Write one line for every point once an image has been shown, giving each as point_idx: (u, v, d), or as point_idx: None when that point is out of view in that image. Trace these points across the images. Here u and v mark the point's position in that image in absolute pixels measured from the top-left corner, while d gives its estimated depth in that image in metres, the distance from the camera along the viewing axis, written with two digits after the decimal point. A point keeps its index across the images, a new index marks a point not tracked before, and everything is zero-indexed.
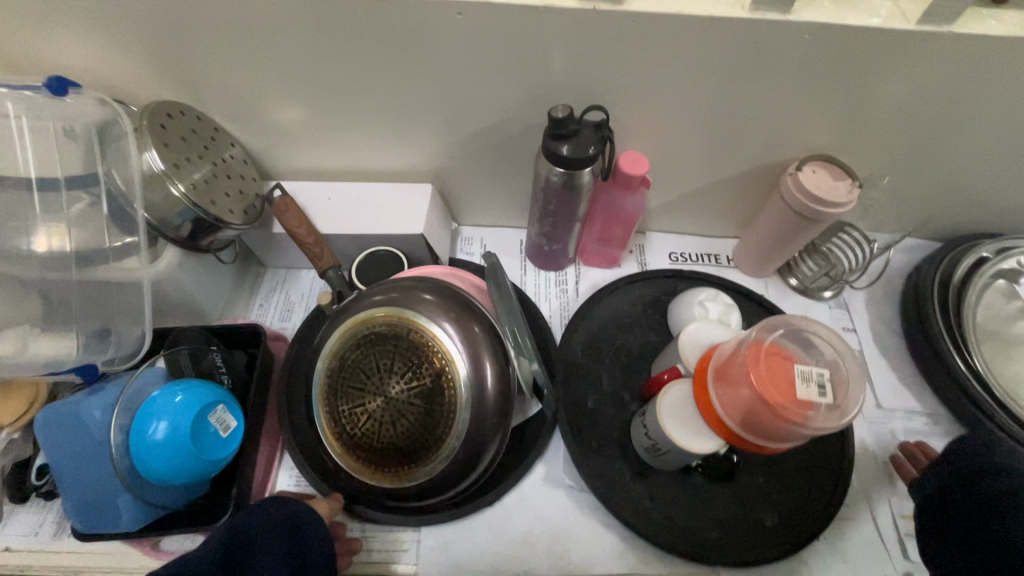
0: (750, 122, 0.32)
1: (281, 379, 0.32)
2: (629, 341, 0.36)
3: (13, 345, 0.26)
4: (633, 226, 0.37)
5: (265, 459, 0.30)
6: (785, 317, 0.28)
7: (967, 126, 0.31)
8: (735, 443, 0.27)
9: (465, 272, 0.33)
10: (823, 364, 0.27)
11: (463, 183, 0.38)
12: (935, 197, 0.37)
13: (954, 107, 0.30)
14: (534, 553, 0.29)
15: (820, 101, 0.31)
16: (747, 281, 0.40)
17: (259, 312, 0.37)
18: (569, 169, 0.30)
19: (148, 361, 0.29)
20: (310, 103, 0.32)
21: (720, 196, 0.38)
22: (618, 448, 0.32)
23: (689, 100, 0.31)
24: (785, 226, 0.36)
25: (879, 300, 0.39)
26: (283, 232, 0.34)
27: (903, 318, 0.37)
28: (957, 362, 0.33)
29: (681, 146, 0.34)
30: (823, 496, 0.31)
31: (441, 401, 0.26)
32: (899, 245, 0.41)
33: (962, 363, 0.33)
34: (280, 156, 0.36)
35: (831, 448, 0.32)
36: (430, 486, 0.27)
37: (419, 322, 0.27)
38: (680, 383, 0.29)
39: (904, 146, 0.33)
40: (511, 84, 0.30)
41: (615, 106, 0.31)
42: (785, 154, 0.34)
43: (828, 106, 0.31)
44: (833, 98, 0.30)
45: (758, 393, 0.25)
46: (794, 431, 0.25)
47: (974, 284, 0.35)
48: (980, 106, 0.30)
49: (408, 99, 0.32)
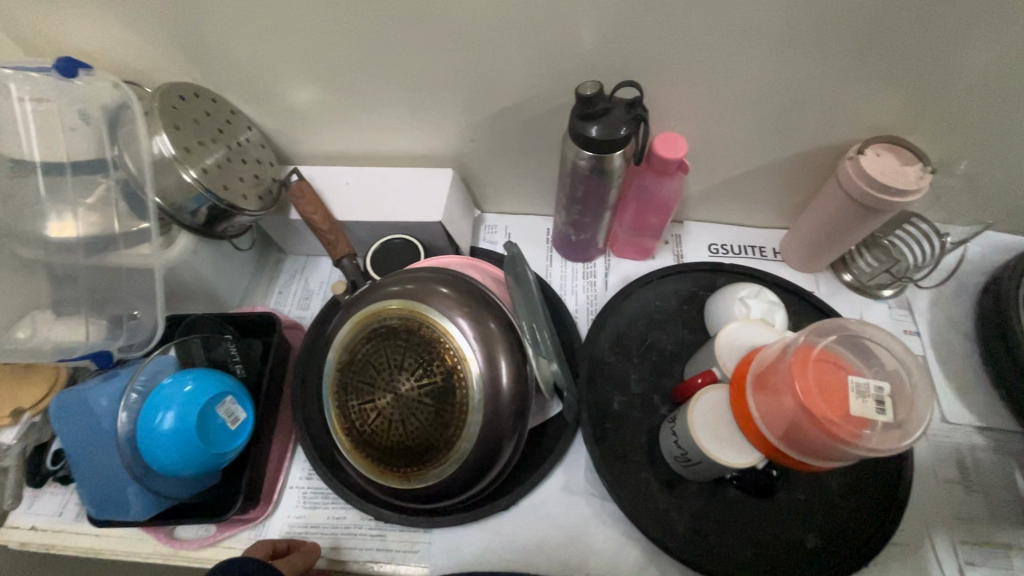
0: (804, 99, 0.29)
1: (296, 369, 0.31)
2: (660, 340, 0.33)
3: (27, 331, 0.27)
4: (669, 214, 0.34)
5: (278, 451, 0.30)
6: (838, 320, 0.25)
7: None
8: (775, 458, 0.25)
9: (485, 263, 0.32)
10: (882, 376, 0.24)
11: (486, 167, 0.36)
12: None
13: None
14: (550, 562, 0.28)
15: (888, 74, 0.27)
16: (795, 276, 0.37)
17: (277, 300, 0.36)
18: (597, 152, 0.27)
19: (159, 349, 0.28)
20: (325, 83, 0.31)
21: (767, 182, 0.35)
22: (644, 455, 0.30)
23: (735, 75, 0.28)
24: (841, 217, 0.32)
25: (947, 300, 0.35)
26: (299, 218, 0.33)
27: (978, 321, 0.33)
28: None
29: (723, 127, 0.31)
30: (874, 519, 0.28)
31: (452, 401, 0.25)
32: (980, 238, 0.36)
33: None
34: (298, 139, 0.35)
35: (885, 466, 0.29)
36: (440, 489, 0.26)
37: (431, 317, 0.26)
38: (716, 389, 0.27)
39: (990, 125, 0.29)
40: (535, 60, 0.28)
41: (651, 83, 0.29)
42: (844, 135, 0.30)
43: (897, 80, 0.27)
44: (904, 69, 0.26)
45: (805, 406, 0.22)
46: (845, 452, 0.22)
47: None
48: None
49: (426, 78, 0.30)
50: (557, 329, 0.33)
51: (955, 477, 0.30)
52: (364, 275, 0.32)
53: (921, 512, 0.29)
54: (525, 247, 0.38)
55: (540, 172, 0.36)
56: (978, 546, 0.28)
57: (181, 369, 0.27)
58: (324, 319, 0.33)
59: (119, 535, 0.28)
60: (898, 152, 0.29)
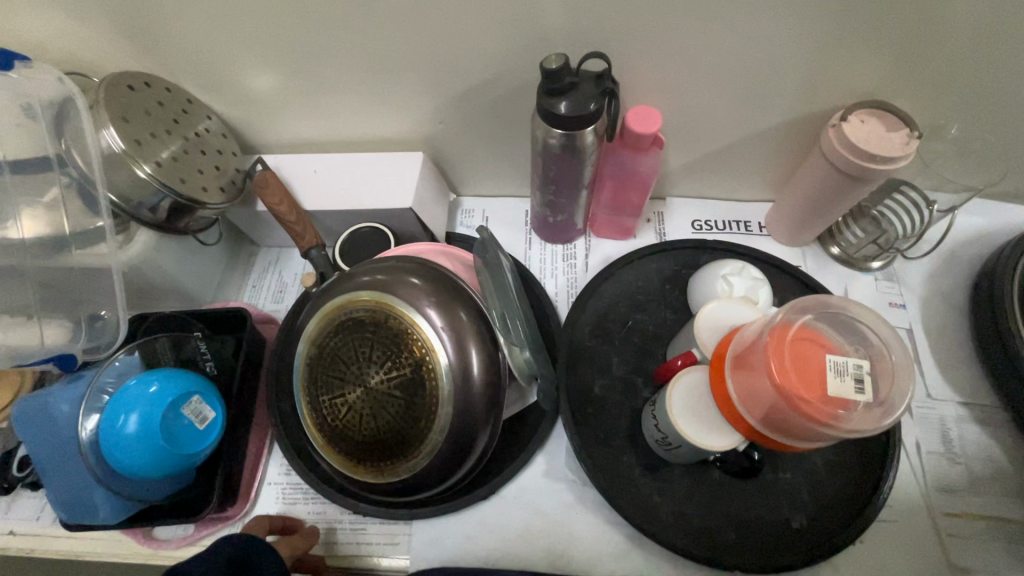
0: (783, 65, 0.27)
1: (270, 364, 0.31)
2: (642, 321, 0.33)
3: None
4: (649, 191, 0.33)
5: (255, 448, 0.30)
6: (818, 297, 0.24)
7: None
8: (755, 439, 0.24)
9: (457, 250, 0.31)
10: (864, 353, 0.23)
11: (458, 149, 0.35)
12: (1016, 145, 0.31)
13: None
14: (532, 550, 0.27)
15: (873, 34, 0.25)
16: (781, 251, 0.36)
17: (251, 294, 0.35)
18: (567, 129, 0.26)
19: (124, 349, 0.28)
20: (283, 68, 0.29)
21: (750, 154, 0.33)
22: (626, 439, 0.29)
23: (711, 42, 0.26)
24: (827, 188, 0.31)
25: (938, 269, 0.34)
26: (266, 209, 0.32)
27: (976, 296, 0.32)
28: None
29: (701, 99, 0.30)
30: (861, 495, 0.27)
31: (422, 393, 0.24)
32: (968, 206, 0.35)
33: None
34: (261, 127, 0.33)
35: (872, 442, 0.28)
36: (415, 482, 0.25)
37: (398, 307, 0.25)
38: (695, 370, 0.26)
39: (981, 85, 0.27)
40: (498, 35, 0.26)
41: (622, 54, 0.27)
42: (828, 102, 0.29)
43: (882, 40, 0.25)
44: (889, 28, 0.25)
45: (781, 387, 0.21)
46: (824, 433, 0.21)
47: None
48: None
49: (388, 59, 0.28)
50: (535, 314, 0.33)
51: (944, 450, 0.29)
52: (334, 266, 0.31)
53: (909, 486, 0.29)
54: (503, 231, 0.37)
55: (514, 152, 0.35)
56: (966, 520, 0.28)
57: (147, 370, 0.27)
58: (296, 312, 0.32)
59: (97, 538, 0.28)
60: (884, 117, 0.28)
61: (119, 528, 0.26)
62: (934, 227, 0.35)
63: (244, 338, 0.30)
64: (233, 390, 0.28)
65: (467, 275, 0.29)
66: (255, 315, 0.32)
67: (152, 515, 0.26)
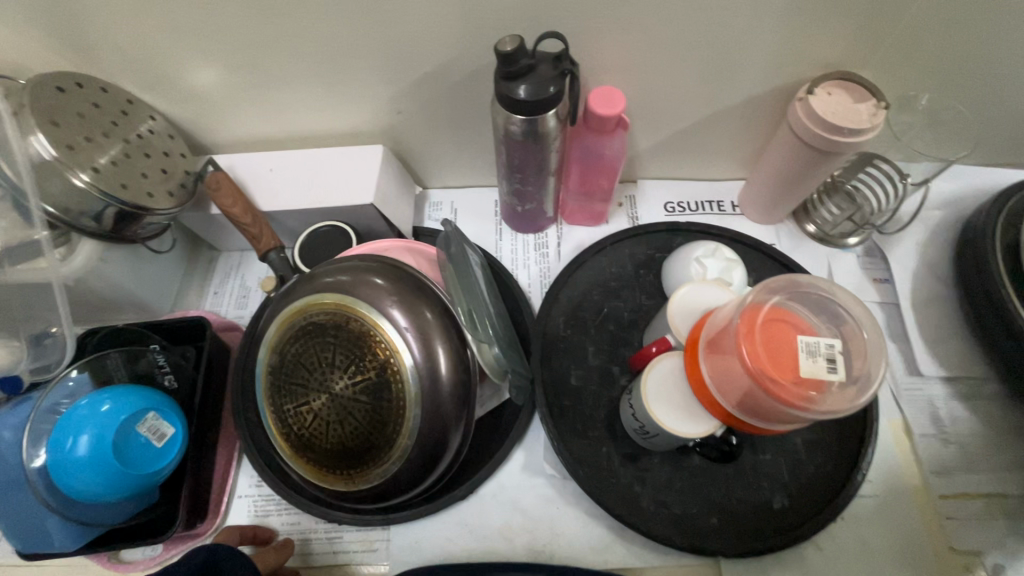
0: (747, 39, 0.26)
1: (234, 373, 0.30)
2: (617, 308, 0.32)
3: None
4: (618, 175, 0.32)
5: (223, 461, 0.29)
6: (789, 276, 0.24)
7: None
8: (733, 424, 0.24)
9: (423, 245, 0.30)
10: (837, 332, 0.22)
11: (420, 140, 0.33)
12: (984, 111, 0.31)
13: None
14: (513, 548, 0.27)
15: (836, 3, 0.24)
16: (755, 230, 0.35)
17: (212, 301, 0.34)
18: (527, 115, 0.25)
19: (72, 368, 0.26)
20: (226, 62, 0.28)
21: (719, 133, 0.33)
22: (605, 430, 0.29)
23: (672, 17, 0.25)
24: (797, 164, 0.30)
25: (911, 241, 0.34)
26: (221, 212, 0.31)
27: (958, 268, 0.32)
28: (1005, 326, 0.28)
29: (665, 78, 0.29)
30: (841, 472, 0.27)
31: (389, 397, 0.23)
32: (946, 174, 0.35)
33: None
34: (211, 126, 0.32)
35: (849, 418, 0.28)
36: (388, 488, 0.24)
37: (359, 309, 0.24)
38: (670, 357, 0.25)
39: (946, 49, 0.27)
40: (450, 18, 0.25)
41: (581, 34, 0.26)
42: (794, 75, 0.28)
43: (846, 9, 0.25)
44: None
45: (754, 372, 0.21)
46: (798, 416, 0.21)
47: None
48: None
49: (337, 47, 0.27)
50: (508, 306, 0.32)
51: (921, 422, 0.29)
52: (295, 269, 0.30)
53: (886, 460, 0.29)
54: (472, 222, 0.36)
55: (478, 141, 0.33)
56: (945, 491, 0.28)
57: (100, 387, 0.25)
58: (259, 317, 0.31)
59: (60, 564, 0.26)
60: (850, 89, 0.27)
61: (80, 554, 0.25)
62: (909, 201, 0.35)
63: (204, 348, 0.28)
64: (195, 403, 0.27)
65: (433, 270, 0.28)
66: (216, 323, 0.31)
67: (116, 538, 0.25)
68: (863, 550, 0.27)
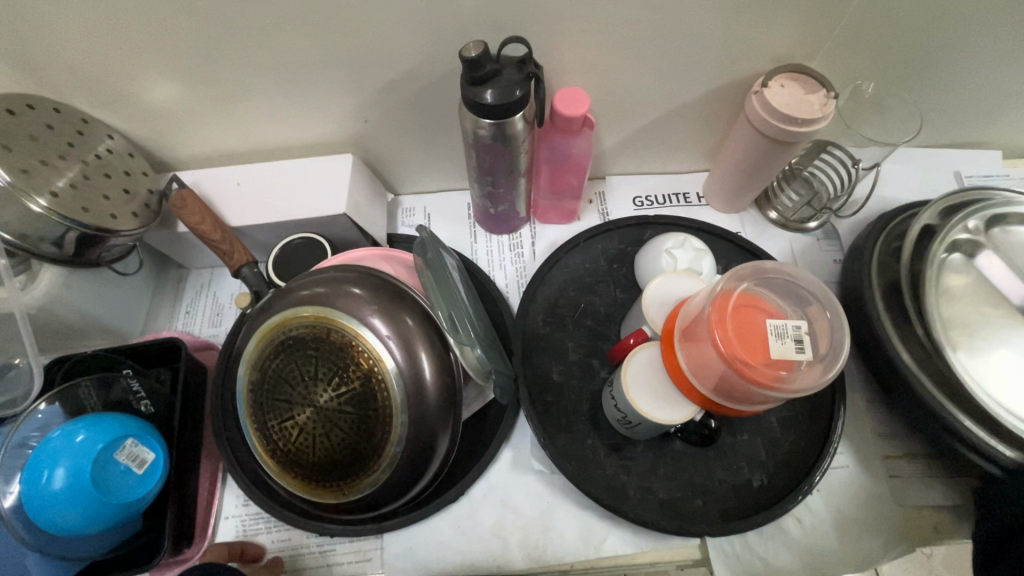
0: (703, 36, 0.27)
1: (213, 393, 0.29)
2: (594, 304, 0.33)
3: None
4: (586, 173, 0.33)
5: (207, 482, 0.28)
6: (754, 262, 0.25)
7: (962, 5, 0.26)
8: (710, 408, 0.24)
9: (398, 252, 0.30)
10: (801, 313, 0.23)
11: (389, 147, 0.33)
12: (924, 97, 0.32)
13: None
14: (506, 545, 0.27)
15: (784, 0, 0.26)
16: (721, 219, 0.37)
17: (185, 320, 0.33)
18: (495, 118, 0.25)
19: (41, 400, 0.25)
20: (186, 77, 0.27)
21: (681, 127, 0.34)
22: (589, 422, 0.29)
23: (630, 18, 0.26)
24: (756, 155, 0.31)
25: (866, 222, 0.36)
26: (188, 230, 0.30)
27: None
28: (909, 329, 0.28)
29: (626, 77, 0.30)
30: (813, 446, 0.29)
31: (375, 405, 0.23)
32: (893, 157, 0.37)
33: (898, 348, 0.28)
34: (173, 142, 0.31)
35: (818, 394, 0.30)
36: (379, 496, 0.24)
37: (339, 320, 0.24)
38: (647, 348, 0.26)
39: (887, 40, 0.28)
40: (413, 26, 0.25)
41: (544, 37, 0.27)
42: (748, 69, 0.30)
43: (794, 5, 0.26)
44: None
45: (727, 356, 0.22)
46: (771, 396, 0.22)
47: (910, 240, 0.30)
48: None
49: (300, 58, 0.27)
50: (486, 308, 0.32)
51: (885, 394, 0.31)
52: (270, 283, 0.30)
53: (855, 432, 0.30)
54: (446, 226, 0.37)
55: (447, 145, 0.34)
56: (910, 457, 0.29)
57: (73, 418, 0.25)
58: (235, 335, 0.30)
59: None
60: (802, 80, 0.28)
61: None
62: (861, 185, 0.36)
63: (180, 369, 0.28)
64: (174, 426, 0.27)
65: (410, 276, 0.29)
66: (191, 343, 0.31)
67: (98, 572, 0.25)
68: (838, 520, 0.28)
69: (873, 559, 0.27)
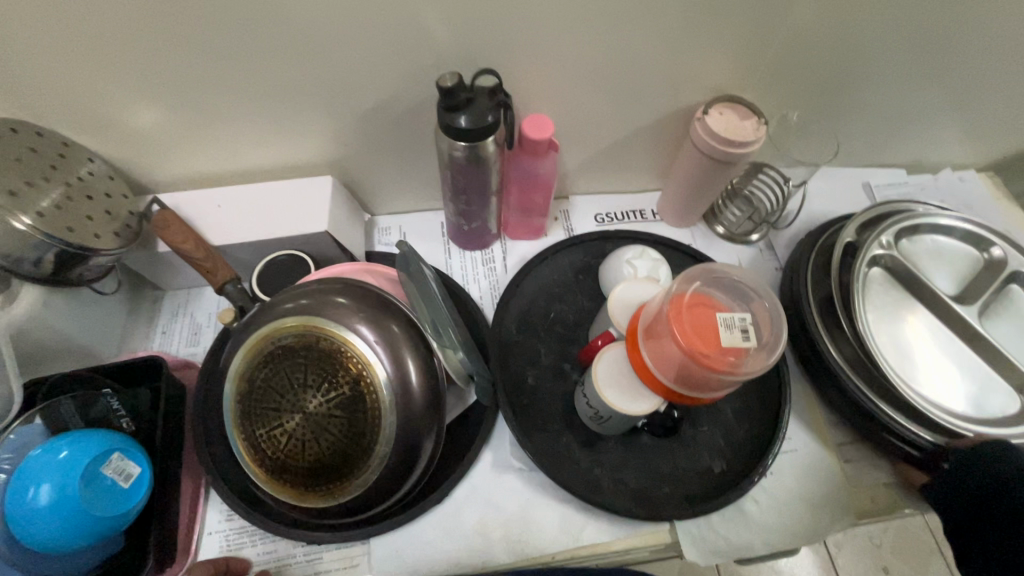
0: (650, 70, 0.31)
1: (194, 409, 0.29)
2: (564, 311, 0.35)
3: None
4: (552, 191, 0.36)
5: (189, 498, 0.28)
6: (703, 266, 0.28)
7: (860, 45, 0.31)
8: (673, 398, 0.27)
9: (379, 266, 0.31)
10: (746, 308, 0.27)
11: (367, 170, 0.35)
12: (839, 123, 0.38)
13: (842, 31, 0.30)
14: (490, 542, 0.29)
15: (716, 40, 0.30)
16: (674, 233, 0.40)
17: (162, 340, 0.33)
18: (470, 141, 0.28)
19: (21, 419, 0.25)
20: (171, 103, 0.29)
21: (636, 150, 0.37)
22: (564, 421, 0.31)
23: (586, 54, 0.29)
24: (702, 174, 0.35)
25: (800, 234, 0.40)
26: (169, 249, 0.31)
27: None
28: (833, 336, 0.32)
29: (585, 105, 0.33)
30: (766, 433, 0.32)
31: (363, 408, 0.25)
32: (820, 173, 0.42)
33: (834, 350, 0.32)
34: (154, 166, 0.32)
35: (768, 387, 0.33)
36: (368, 498, 0.25)
37: (328, 328, 0.25)
38: (613, 348, 0.28)
39: (803, 76, 0.33)
40: (393, 59, 0.28)
41: (511, 69, 0.30)
42: (690, 99, 0.34)
43: (724, 45, 0.30)
44: (727, 34, 0.30)
45: (686, 347, 0.24)
46: (726, 380, 0.25)
47: (837, 257, 0.34)
48: (863, 27, 0.30)
49: (285, 85, 0.29)
50: (463, 318, 0.34)
51: None
52: (253, 298, 0.31)
53: (802, 419, 0.33)
54: (422, 244, 0.39)
55: (423, 168, 0.36)
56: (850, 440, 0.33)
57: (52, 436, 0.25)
58: (216, 351, 0.31)
59: None
60: (736, 109, 0.32)
61: None
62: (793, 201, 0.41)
63: (162, 385, 0.28)
64: (157, 441, 0.27)
65: (392, 288, 0.30)
66: (171, 361, 0.31)
67: None
68: (792, 499, 0.31)
69: (824, 530, 0.30)
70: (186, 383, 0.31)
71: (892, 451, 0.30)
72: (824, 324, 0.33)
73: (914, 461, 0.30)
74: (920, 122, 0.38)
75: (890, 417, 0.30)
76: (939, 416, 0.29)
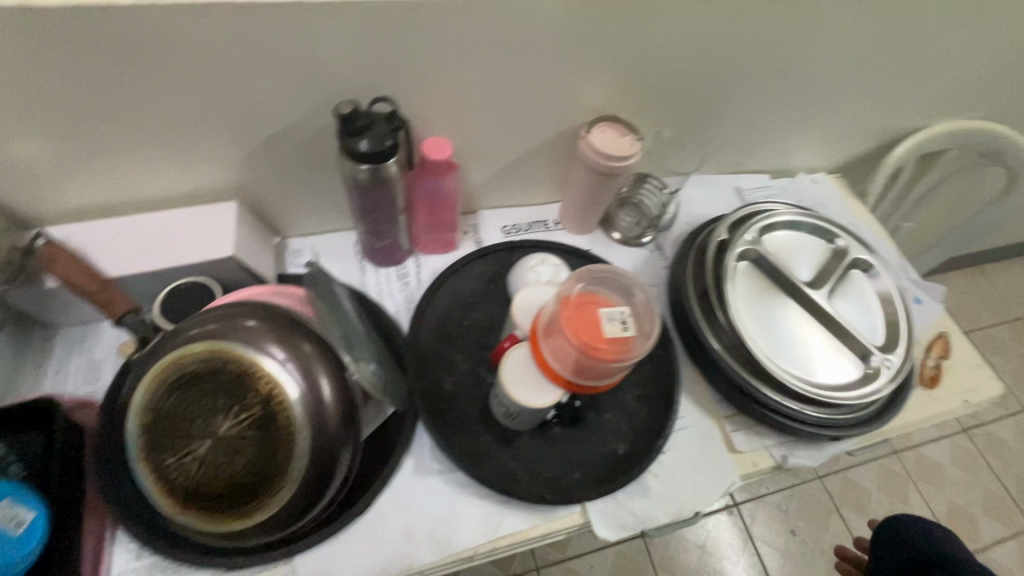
0: (538, 93, 0.34)
1: (95, 448, 0.28)
2: (476, 319, 0.37)
3: None
4: (456, 207, 0.38)
5: (93, 542, 0.27)
6: (588, 267, 0.31)
7: (713, 71, 0.37)
8: (574, 389, 0.30)
9: (289, 288, 0.32)
10: (626, 302, 0.30)
11: (273, 193, 0.36)
12: (707, 137, 0.43)
13: (697, 59, 0.35)
14: (415, 543, 0.30)
15: (592, 67, 0.33)
16: (575, 240, 0.44)
17: (54, 380, 0.32)
18: (372, 164, 0.30)
19: None
20: (53, 132, 0.28)
21: (535, 165, 0.40)
22: (480, 422, 0.33)
23: (477, 80, 0.32)
24: (592, 186, 0.39)
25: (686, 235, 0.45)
26: (57, 284, 0.30)
27: None
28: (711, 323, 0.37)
29: (482, 126, 0.36)
30: (660, 414, 0.35)
31: (277, 426, 0.25)
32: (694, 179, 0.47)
33: (712, 336, 0.36)
34: (36, 198, 0.31)
35: (660, 374, 0.37)
36: (286, 515, 0.26)
37: (236, 351, 0.26)
38: (519, 349, 0.31)
39: (672, 97, 0.38)
40: (291, 87, 0.29)
41: (408, 94, 0.32)
42: (577, 119, 0.37)
43: (600, 71, 0.34)
44: (602, 62, 0.33)
45: (576, 341, 0.27)
46: (615, 367, 0.28)
47: (710, 255, 0.39)
48: (713, 56, 0.35)
49: (186, 113, 0.29)
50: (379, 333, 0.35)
51: None
52: (156, 328, 0.30)
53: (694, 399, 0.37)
54: (335, 263, 0.39)
55: (331, 189, 0.37)
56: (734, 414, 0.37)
57: None
58: (117, 385, 0.30)
59: None
60: (615, 127, 0.36)
61: None
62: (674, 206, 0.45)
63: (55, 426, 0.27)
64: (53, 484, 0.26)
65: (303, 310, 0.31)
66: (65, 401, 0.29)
67: None
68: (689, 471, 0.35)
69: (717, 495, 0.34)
70: (84, 423, 0.30)
71: (766, 420, 0.35)
72: (705, 313, 0.37)
73: (783, 426, 0.35)
74: (772, 135, 0.45)
75: (759, 390, 0.35)
76: (794, 385, 0.34)
